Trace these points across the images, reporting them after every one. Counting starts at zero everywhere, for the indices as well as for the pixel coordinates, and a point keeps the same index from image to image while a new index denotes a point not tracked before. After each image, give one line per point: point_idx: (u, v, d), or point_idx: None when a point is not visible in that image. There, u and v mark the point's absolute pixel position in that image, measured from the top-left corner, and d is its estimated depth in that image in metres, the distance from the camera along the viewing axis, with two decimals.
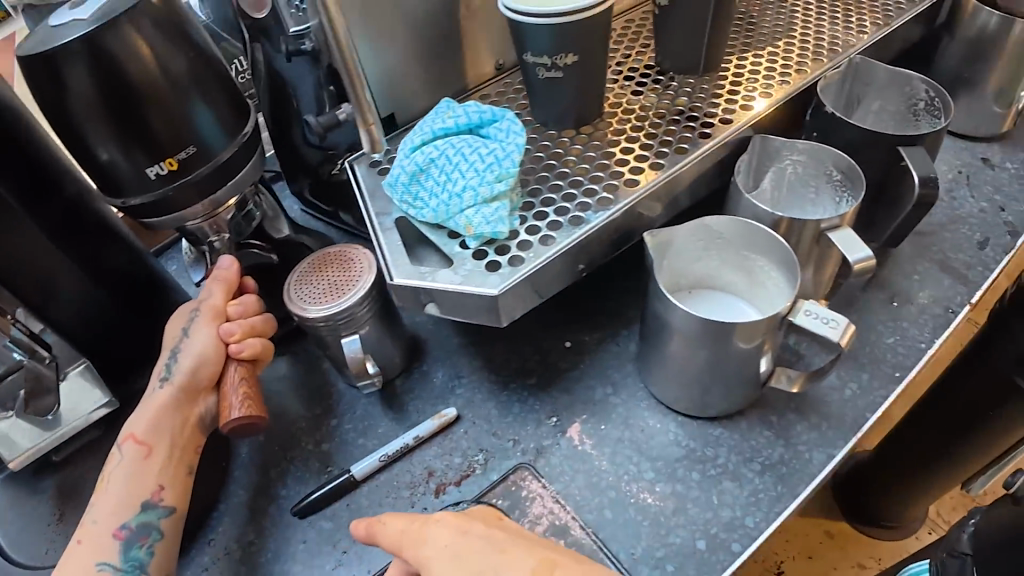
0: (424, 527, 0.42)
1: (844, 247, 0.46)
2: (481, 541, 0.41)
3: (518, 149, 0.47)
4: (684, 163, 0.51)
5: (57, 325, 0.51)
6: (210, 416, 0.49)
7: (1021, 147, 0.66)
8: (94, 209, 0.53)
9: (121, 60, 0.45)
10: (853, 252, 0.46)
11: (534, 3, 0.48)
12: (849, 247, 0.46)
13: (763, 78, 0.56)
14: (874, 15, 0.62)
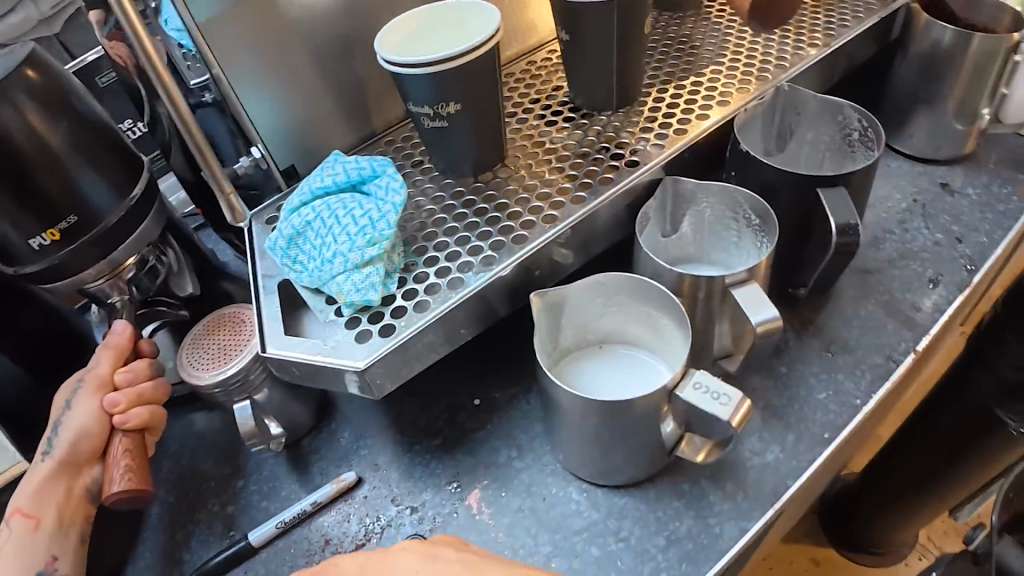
0: (387, 555, 0.39)
1: (747, 307, 0.42)
2: (451, 564, 0.38)
3: (394, 210, 0.45)
4: (578, 214, 0.47)
5: None
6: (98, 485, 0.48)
7: (984, 169, 0.62)
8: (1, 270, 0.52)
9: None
10: (756, 314, 0.41)
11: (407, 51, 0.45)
12: (753, 306, 0.42)
13: (681, 111, 0.53)
14: (814, 34, 0.58)
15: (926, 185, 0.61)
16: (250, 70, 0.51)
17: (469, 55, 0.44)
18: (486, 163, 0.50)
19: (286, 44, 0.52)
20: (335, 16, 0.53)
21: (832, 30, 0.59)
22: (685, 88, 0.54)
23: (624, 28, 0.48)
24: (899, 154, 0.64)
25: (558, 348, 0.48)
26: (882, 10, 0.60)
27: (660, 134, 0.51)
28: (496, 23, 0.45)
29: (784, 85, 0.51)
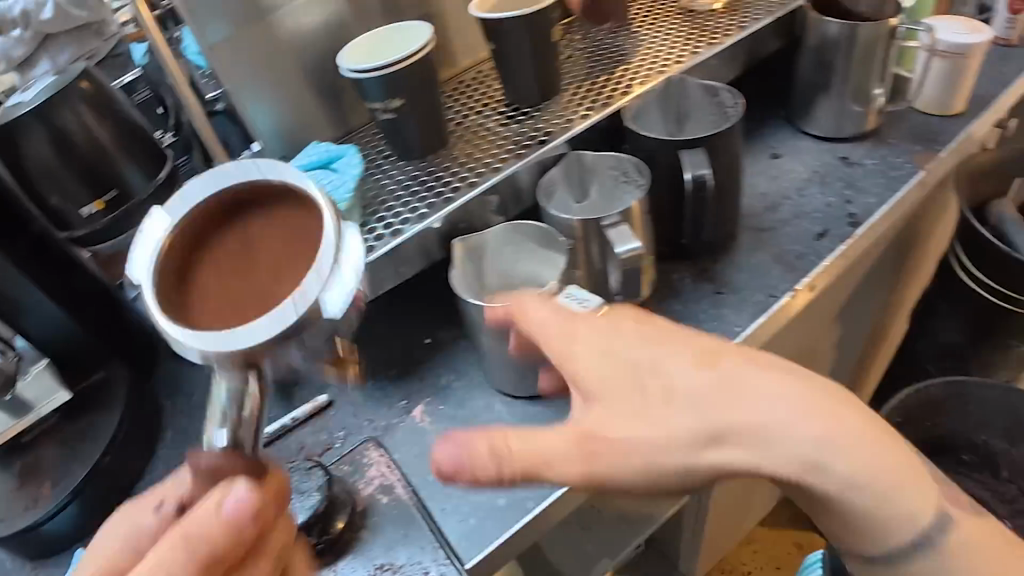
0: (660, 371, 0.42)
1: (615, 241, 0.53)
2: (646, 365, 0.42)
3: (353, 179, 0.57)
4: (495, 180, 0.59)
5: (34, 337, 0.60)
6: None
7: (885, 144, 0.71)
8: (56, 241, 0.60)
9: (56, 125, 0.58)
10: (618, 244, 0.53)
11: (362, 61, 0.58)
12: (620, 240, 0.53)
13: (592, 101, 0.64)
14: (714, 36, 0.70)
15: (828, 159, 0.70)
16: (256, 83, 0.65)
17: (409, 59, 0.57)
18: (434, 144, 0.63)
19: (286, 62, 0.66)
20: (324, 38, 0.68)
21: (731, 31, 0.70)
22: (602, 82, 0.67)
23: (537, 32, 0.61)
24: (809, 135, 0.73)
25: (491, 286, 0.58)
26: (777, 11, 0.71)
27: (576, 119, 0.63)
28: (428, 34, 0.58)
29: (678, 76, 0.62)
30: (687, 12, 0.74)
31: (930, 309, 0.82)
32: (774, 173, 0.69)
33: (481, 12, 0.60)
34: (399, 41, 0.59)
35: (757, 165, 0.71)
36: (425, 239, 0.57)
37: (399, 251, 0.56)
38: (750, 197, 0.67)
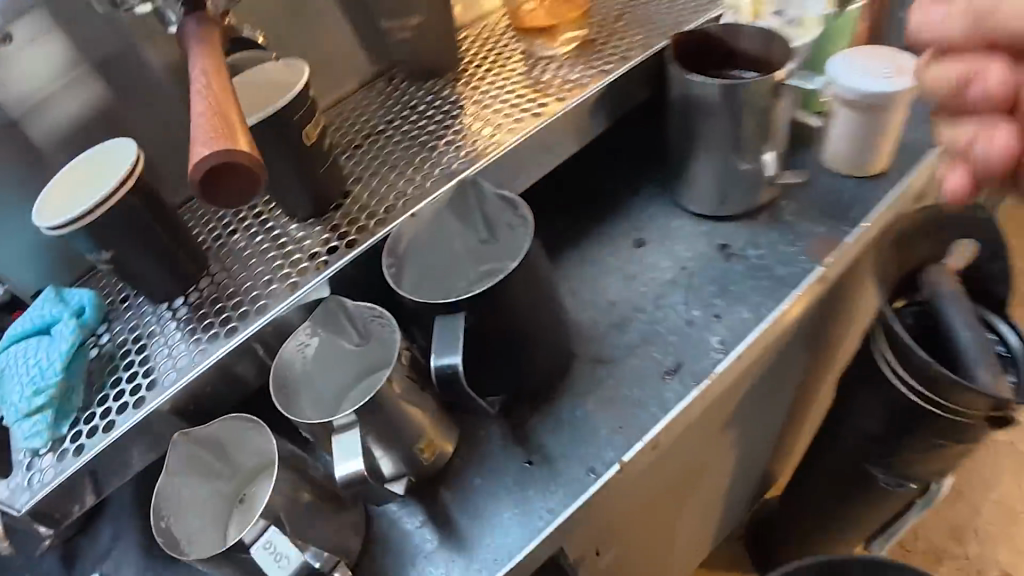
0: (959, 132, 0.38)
1: (338, 458, 0.41)
2: None
3: (62, 356, 0.47)
4: (244, 334, 0.48)
5: None
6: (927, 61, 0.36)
7: (778, 223, 0.56)
8: None
9: None
10: (340, 469, 0.41)
11: (53, 209, 0.45)
12: (343, 457, 0.41)
13: (379, 208, 0.52)
14: (544, 99, 0.56)
15: (705, 249, 0.56)
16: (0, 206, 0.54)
17: (107, 201, 0.45)
18: (187, 279, 0.51)
19: (35, 170, 0.55)
20: (84, 138, 0.56)
21: (571, 89, 0.56)
22: (401, 176, 0.54)
23: (285, 140, 0.48)
24: (686, 210, 0.59)
25: (245, 501, 0.49)
26: (635, 57, 0.57)
27: (349, 243, 0.50)
28: (131, 159, 0.46)
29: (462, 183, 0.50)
30: (527, 59, 0.60)
31: (852, 390, 0.69)
32: (634, 271, 0.56)
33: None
34: (95, 175, 0.47)
35: (614, 259, 0.57)
36: (160, 423, 0.47)
37: (125, 443, 0.46)
38: (593, 312, 0.54)
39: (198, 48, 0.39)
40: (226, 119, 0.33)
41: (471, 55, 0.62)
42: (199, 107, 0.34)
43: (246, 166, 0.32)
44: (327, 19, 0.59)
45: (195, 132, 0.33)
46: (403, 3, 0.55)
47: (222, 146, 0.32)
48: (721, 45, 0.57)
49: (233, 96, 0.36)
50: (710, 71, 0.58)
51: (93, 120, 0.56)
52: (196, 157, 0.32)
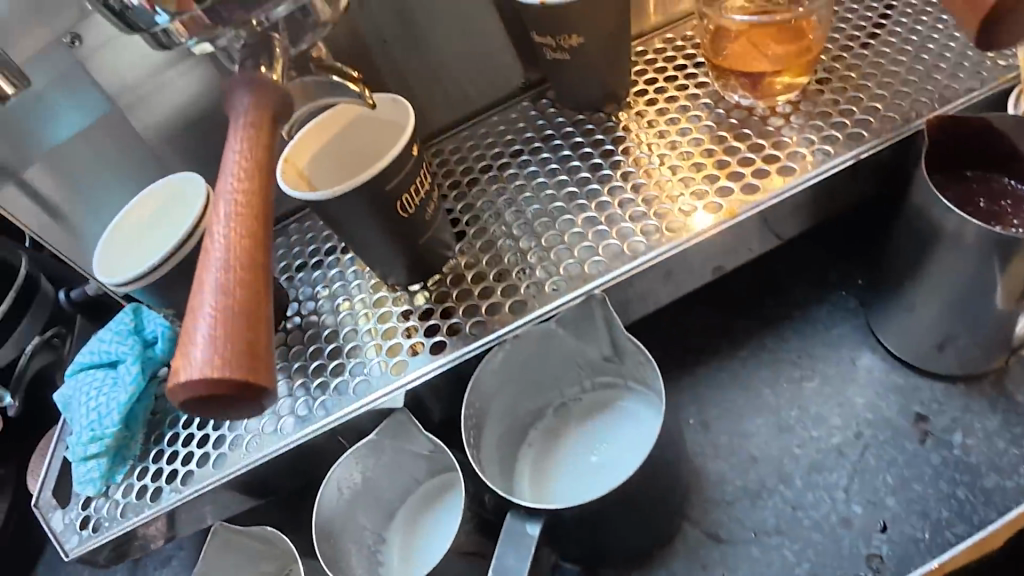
0: None
1: None
2: None
3: (120, 405, 0.44)
4: (310, 430, 0.41)
5: None
6: None
7: (1002, 405, 0.42)
8: None
9: None
10: None
11: (126, 265, 0.42)
12: None
13: (488, 300, 0.42)
14: (725, 183, 0.42)
15: (894, 414, 0.43)
16: (88, 192, 0.49)
17: (178, 255, 0.40)
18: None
19: (133, 158, 0.49)
20: (183, 127, 0.49)
21: (766, 176, 0.42)
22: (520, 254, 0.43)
23: (380, 211, 0.38)
24: (880, 343, 0.45)
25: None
26: (868, 140, 0.41)
27: (437, 343, 0.41)
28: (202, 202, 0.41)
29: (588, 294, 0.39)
30: (713, 106, 0.45)
31: None
32: (790, 419, 0.44)
33: (289, 193, 0.37)
34: (173, 217, 0.42)
35: (769, 395, 0.45)
36: (209, 498, 0.42)
37: (172, 513, 0.42)
38: (723, 463, 0.43)
39: (238, 127, 0.28)
40: (237, 307, 0.24)
41: (644, 80, 0.48)
42: (210, 265, 0.25)
43: (249, 392, 0.23)
44: (473, 12, 0.47)
45: (193, 318, 0.24)
46: (563, 20, 0.42)
47: (217, 372, 0.22)
48: (997, 141, 0.40)
49: (264, 240, 0.26)
50: (968, 172, 0.42)
51: (195, 114, 0.48)
52: (183, 375, 0.23)
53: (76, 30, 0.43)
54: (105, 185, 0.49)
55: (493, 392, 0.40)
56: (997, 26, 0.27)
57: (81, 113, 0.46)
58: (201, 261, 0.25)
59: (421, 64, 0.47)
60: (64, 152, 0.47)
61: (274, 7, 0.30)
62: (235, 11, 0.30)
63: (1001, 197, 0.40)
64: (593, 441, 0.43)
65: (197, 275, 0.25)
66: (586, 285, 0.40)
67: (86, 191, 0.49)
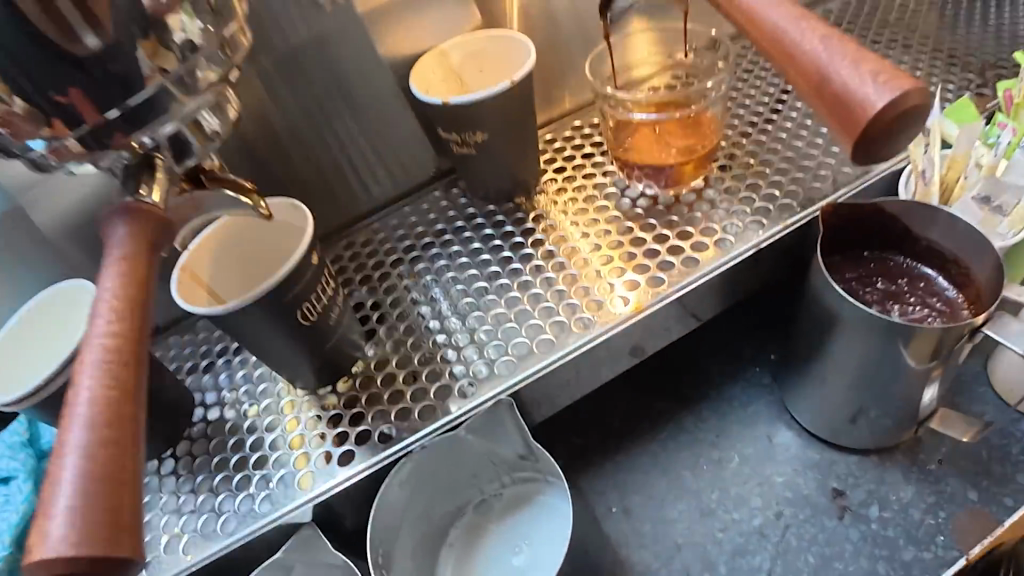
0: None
1: None
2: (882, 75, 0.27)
3: (10, 528, 0.41)
4: (213, 552, 0.38)
5: None
6: None
7: (915, 475, 0.43)
8: None
9: None
10: None
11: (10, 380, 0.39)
12: None
13: (400, 401, 0.41)
14: (634, 276, 0.42)
15: (813, 491, 0.43)
16: None
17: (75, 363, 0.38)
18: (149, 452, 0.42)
19: (27, 258, 0.47)
20: (79, 225, 0.47)
21: (671, 269, 0.42)
22: (432, 352, 0.42)
23: (283, 318, 0.37)
24: (795, 420, 0.46)
25: None
26: (771, 226, 0.42)
27: (346, 452, 0.40)
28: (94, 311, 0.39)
29: (494, 399, 0.39)
30: (621, 195, 0.46)
31: None
32: (712, 502, 0.44)
33: (182, 305, 0.35)
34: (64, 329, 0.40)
35: (690, 477, 0.45)
36: None
37: None
38: (648, 553, 0.42)
39: (112, 264, 0.27)
40: (100, 473, 0.22)
41: (553, 170, 0.49)
42: (73, 425, 0.23)
43: (117, 564, 0.21)
44: (379, 107, 0.47)
45: (53, 485, 0.22)
46: (468, 117, 0.42)
47: (74, 547, 0.20)
48: (890, 225, 0.41)
49: (135, 388, 0.24)
50: (866, 252, 0.43)
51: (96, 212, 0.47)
52: (38, 555, 0.21)
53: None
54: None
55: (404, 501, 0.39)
56: (872, 145, 0.27)
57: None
58: (65, 417, 0.23)
59: (330, 159, 0.47)
60: None
61: (161, 126, 0.30)
62: (117, 137, 0.29)
63: (897, 276, 0.41)
64: (514, 539, 0.42)
65: (60, 433, 0.23)
66: (498, 385, 0.39)
67: None
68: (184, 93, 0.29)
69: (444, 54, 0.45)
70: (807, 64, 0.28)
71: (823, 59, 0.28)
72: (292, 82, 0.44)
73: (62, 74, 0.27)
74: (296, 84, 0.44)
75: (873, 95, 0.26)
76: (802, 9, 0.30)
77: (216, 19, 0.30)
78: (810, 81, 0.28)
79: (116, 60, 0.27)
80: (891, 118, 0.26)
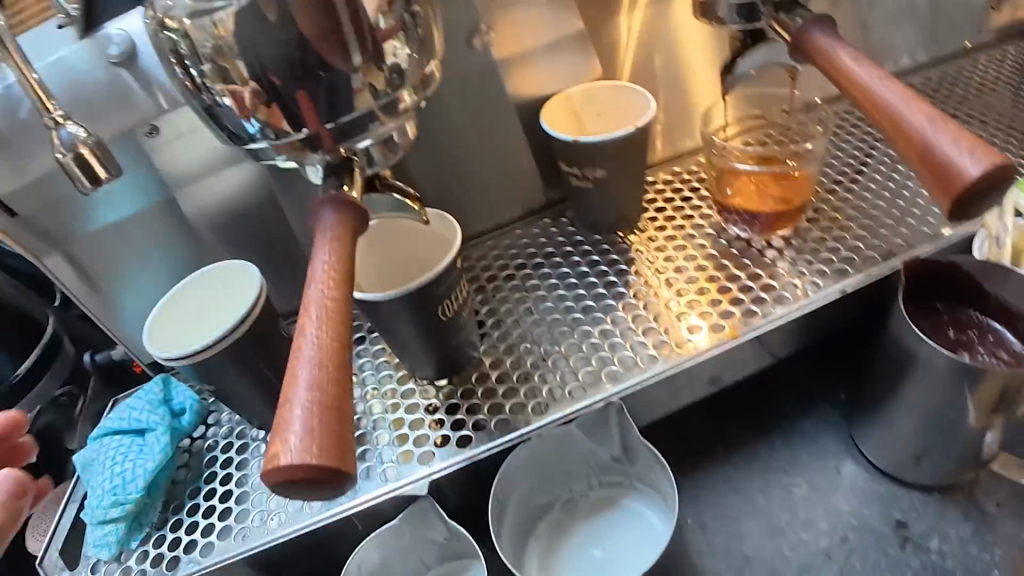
0: None
1: None
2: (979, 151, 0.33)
3: (147, 473, 0.46)
4: (340, 510, 0.43)
5: None
6: (856, 57, 0.40)
7: (974, 513, 0.46)
8: None
9: None
10: None
11: (172, 340, 0.43)
12: None
13: (507, 398, 0.46)
14: (728, 307, 0.47)
15: (877, 520, 0.47)
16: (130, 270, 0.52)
17: (238, 330, 0.43)
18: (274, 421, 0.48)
19: (179, 243, 0.52)
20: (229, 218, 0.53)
21: (763, 304, 0.47)
22: (540, 357, 0.47)
23: (422, 313, 0.43)
24: (862, 454, 0.49)
25: None
26: (854, 275, 0.47)
27: (462, 437, 0.44)
28: (256, 292, 0.44)
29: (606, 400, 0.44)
30: (717, 236, 0.51)
31: None
32: (781, 522, 0.47)
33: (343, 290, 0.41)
34: (223, 298, 0.45)
35: (761, 498, 0.48)
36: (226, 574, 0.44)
37: None
38: (720, 562, 0.46)
39: (325, 240, 0.33)
40: (329, 403, 0.27)
41: (654, 210, 0.54)
42: (305, 365, 0.28)
43: (337, 478, 0.26)
44: (506, 139, 0.53)
45: (289, 408, 0.27)
46: (590, 154, 0.48)
47: (313, 455, 0.26)
48: (964, 281, 0.46)
49: (348, 342, 0.30)
50: (939, 305, 0.47)
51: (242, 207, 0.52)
52: (282, 460, 0.26)
53: (153, 122, 0.47)
54: (149, 264, 0.52)
55: (514, 483, 0.43)
56: (971, 204, 0.33)
57: (138, 194, 0.50)
58: (296, 358, 0.29)
59: (458, 182, 0.53)
60: (116, 230, 0.50)
61: (360, 137, 0.36)
62: (326, 139, 0.35)
63: (968, 327, 0.46)
64: (598, 537, 0.46)
65: (291, 371, 0.28)
66: (602, 391, 0.44)
67: (130, 269, 0.52)
68: (383, 107, 0.35)
69: (569, 98, 0.51)
70: (913, 138, 0.35)
71: (929, 135, 0.34)
72: (440, 110, 0.50)
73: (300, 83, 0.33)
74: (441, 115, 0.50)
75: (970, 167, 0.32)
76: (904, 87, 0.37)
77: (418, 49, 0.36)
78: (916, 148, 0.35)
79: (342, 76, 0.33)
80: (985, 185, 0.33)
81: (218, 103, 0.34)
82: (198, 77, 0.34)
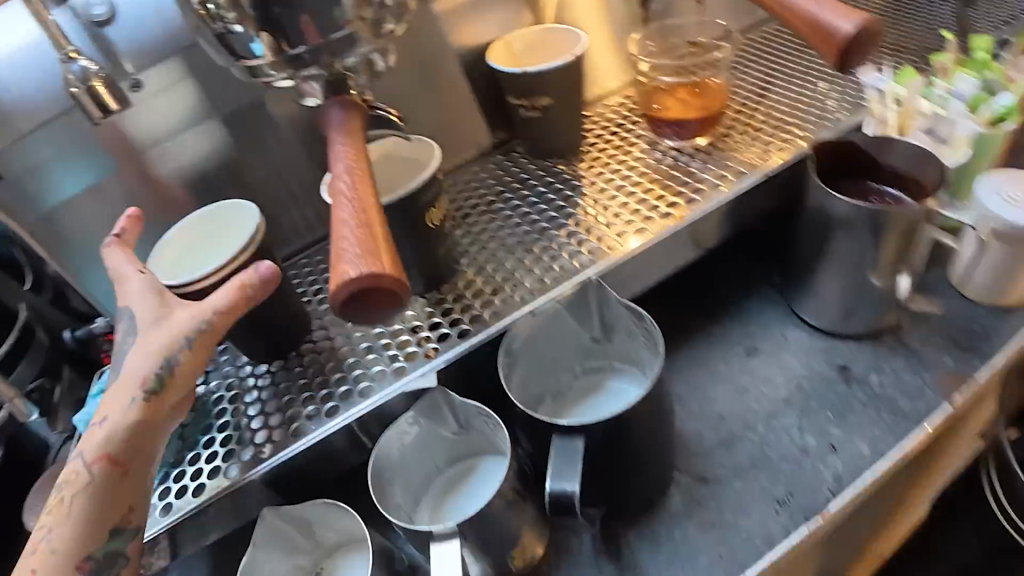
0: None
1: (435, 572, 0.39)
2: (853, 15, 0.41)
3: None
4: (356, 409, 0.47)
5: None
6: None
7: (901, 349, 0.54)
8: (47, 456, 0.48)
9: None
10: None
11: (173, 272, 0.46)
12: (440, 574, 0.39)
13: (492, 298, 0.51)
14: (672, 200, 0.54)
15: (824, 368, 0.54)
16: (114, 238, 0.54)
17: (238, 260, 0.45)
18: (278, 350, 0.51)
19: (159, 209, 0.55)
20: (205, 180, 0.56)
21: (700, 194, 0.54)
22: (517, 261, 0.53)
23: (410, 224, 0.47)
24: (802, 319, 0.57)
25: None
26: (772, 162, 0.55)
27: (461, 333, 0.49)
28: (252, 221, 0.47)
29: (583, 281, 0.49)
30: (653, 150, 0.59)
31: None
32: (744, 382, 0.54)
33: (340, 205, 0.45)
34: (221, 234, 0.47)
35: (723, 368, 0.55)
36: (252, 493, 0.46)
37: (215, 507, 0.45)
38: (699, 423, 0.52)
39: (342, 138, 0.39)
40: (373, 234, 0.32)
41: (594, 139, 0.61)
42: (347, 212, 0.33)
43: (392, 289, 0.31)
44: (456, 86, 0.58)
45: (340, 244, 0.31)
46: (535, 85, 0.54)
47: (371, 266, 0.30)
48: (862, 157, 0.54)
49: (375, 199, 0.34)
50: (843, 181, 0.56)
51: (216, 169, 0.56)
52: (344, 275, 0.30)
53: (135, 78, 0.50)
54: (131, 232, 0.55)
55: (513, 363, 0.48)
56: (852, 57, 0.41)
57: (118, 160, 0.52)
58: (336, 211, 0.33)
59: (418, 127, 0.58)
60: (99, 198, 0.52)
61: (350, 52, 0.40)
62: (321, 54, 0.39)
63: (869, 195, 0.54)
64: (591, 413, 0.50)
65: (334, 217, 0.33)
66: (577, 277, 0.50)
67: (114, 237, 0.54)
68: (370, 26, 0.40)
69: (508, 43, 0.58)
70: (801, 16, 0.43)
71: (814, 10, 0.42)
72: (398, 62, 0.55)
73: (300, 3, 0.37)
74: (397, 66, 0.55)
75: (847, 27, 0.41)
76: None
77: None
78: (806, 22, 0.43)
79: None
80: (859, 40, 0.41)
81: (230, 30, 0.38)
82: (212, 10, 0.38)
